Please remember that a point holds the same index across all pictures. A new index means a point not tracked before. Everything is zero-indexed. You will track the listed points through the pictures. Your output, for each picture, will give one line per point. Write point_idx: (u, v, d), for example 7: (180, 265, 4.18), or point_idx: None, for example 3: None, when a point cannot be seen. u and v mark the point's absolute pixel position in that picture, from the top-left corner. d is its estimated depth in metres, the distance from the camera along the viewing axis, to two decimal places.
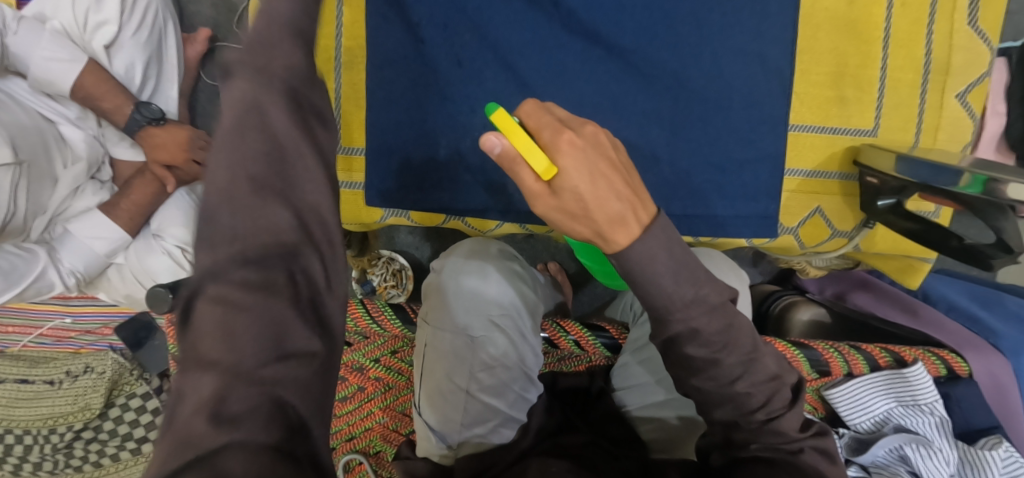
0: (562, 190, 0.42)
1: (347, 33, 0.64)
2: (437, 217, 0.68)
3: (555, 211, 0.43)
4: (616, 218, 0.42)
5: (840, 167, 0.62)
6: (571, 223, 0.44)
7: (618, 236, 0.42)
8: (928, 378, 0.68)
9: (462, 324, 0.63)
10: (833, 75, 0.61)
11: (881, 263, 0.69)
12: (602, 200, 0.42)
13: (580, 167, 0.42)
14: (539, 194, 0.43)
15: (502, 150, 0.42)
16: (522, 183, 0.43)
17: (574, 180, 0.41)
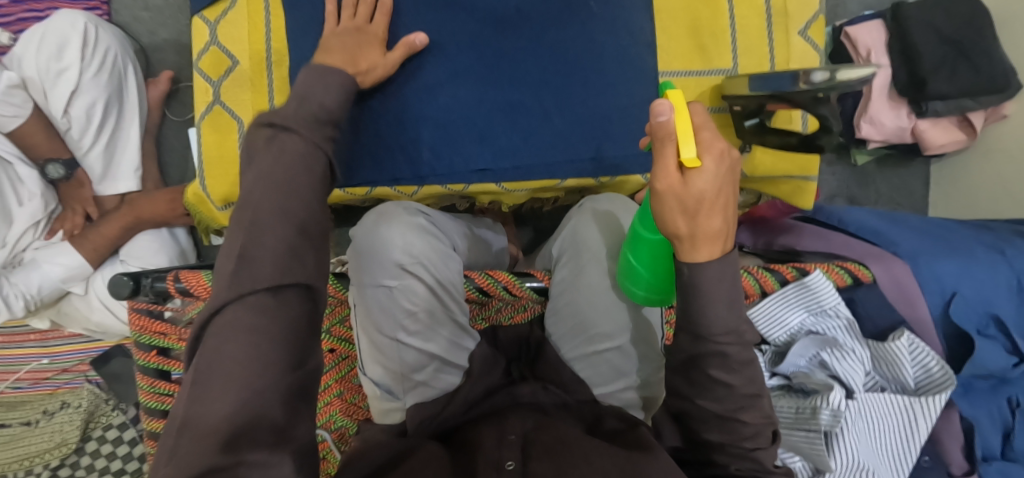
0: (693, 186, 0.42)
1: (274, 36, 0.70)
2: (362, 188, 0.71)
3: (670, 197, 0.43)
4: (713, 236, 0.45)
5: (709, 103, 0.71)
6: (674, 215, 0.44)
7: (704, 248, 0.46)
8: (829, 284, 0.73)
9: (380, 278, 0.66)
10: (690, 28, 0.71)
11: (773, 189, 0.77)
12: (715, 211, 0.43)
13: (717, 178, 0.43)
14: (668, 175, 0.43)
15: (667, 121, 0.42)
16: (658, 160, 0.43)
17: (708, 184, 0.42)
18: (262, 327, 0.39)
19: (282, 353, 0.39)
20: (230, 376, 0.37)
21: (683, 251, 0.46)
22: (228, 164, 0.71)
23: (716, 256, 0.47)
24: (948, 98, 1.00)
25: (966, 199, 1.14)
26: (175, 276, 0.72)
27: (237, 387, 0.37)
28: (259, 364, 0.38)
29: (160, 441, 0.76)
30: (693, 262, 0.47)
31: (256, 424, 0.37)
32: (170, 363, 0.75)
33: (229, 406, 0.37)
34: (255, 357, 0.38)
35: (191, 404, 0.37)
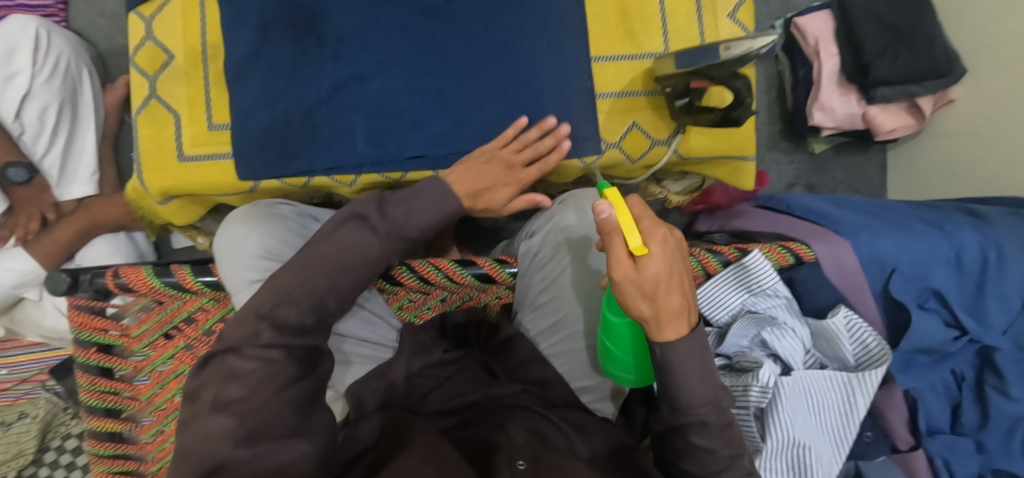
0: (645, 270, 0.50)
1: (210, 30, 0.71)
2: (299, 178, 0.71)
3: (629, 284, 0.50)
4: (674, 315, 0.52)
5: (643, 85, 0.71)
6: (635, 300, 0.52)
7: (671, 327, 0.53)
8: (766, 264, 0.71)
9: (241, 275, 0.63)
10: (619, 15, 0.72)
11: (713, 169, 0.77)
12: (670, 291, 0.51)
13: (665, 260, 0.51)
14: (621, 263, 0.51)
15: (611, 217, 0.51)
16: (612, 251, 0.51)
17: (659, 267, 0.50)
18: (272, 359, 0.54)
19: (284, 378, 0.55)
20: (236, 394, 0.53)
21: (653, 329, 0.53)
22: (164, 157, 0.71)
23: (683, 336, 0.54)
24: (893, 84, 1.01)
25: (919, 184, 1.15)
26: (114, 271, 0.71)
27: (249, 400, 0.53)
28: (262, 387, 0.53)
29: (103, 439, 0.76)
30: (664, 342, 0.54)
31: (262, 431, 0.52)
32: (114, 360, 0.76)
33: (228, 416, 0.52)
34: (264, 381, 0.53)
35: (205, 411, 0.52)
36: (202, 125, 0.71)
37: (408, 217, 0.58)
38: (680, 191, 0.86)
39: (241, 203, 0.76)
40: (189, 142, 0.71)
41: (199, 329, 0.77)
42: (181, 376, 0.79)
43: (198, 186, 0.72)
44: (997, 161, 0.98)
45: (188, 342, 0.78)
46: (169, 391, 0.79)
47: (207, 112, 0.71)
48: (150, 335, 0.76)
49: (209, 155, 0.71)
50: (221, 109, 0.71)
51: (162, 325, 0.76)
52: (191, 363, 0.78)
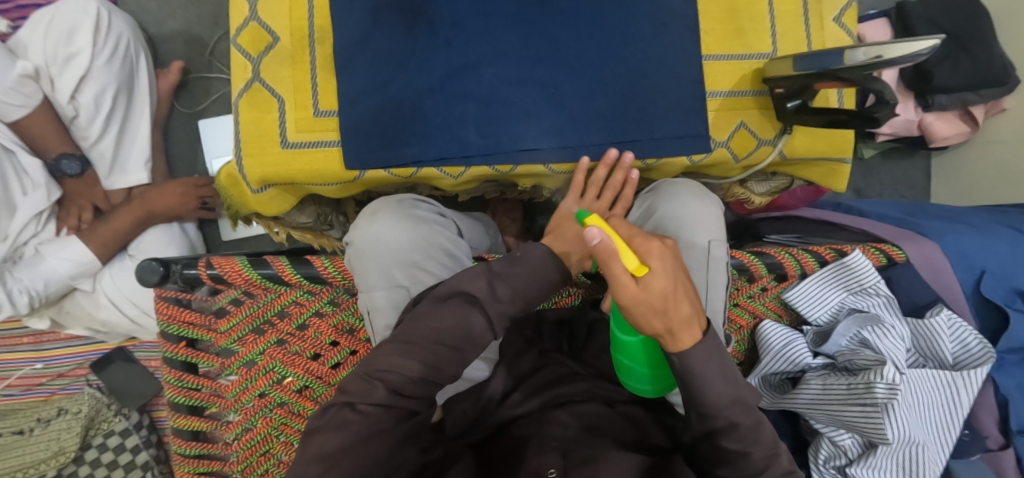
0: (652, 287, 0.49)
1: (317, 13, 0.69)
2: (407, 169, 0.70)
3: (639, 304, 0.49)
4: (687, 324, 0.51)
5: (752, 86, 0.72)
6: (647, 318, 0.50)
7: (686, 336, 0.51)
8: (868, 263, 0.74)
9: (387, 277, 0.64)
10: (728, 12, 0.73)
11: (807, 171, 0.79)
12: (680, 301, 0.50)
13: (668, 274, 0.50)
14: (624, 286, 0.49)
15: (602, 241, 0.49)
16: (612, 274, 0.49)
17: (663, 281, 0.49)
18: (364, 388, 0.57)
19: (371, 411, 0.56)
20: (339, 426, 0.55)
21: (669, 344, 0.52)
22: (266, 142, 0.68)
23: (699, 339, 0.52)
24: (952, 91, 1.04)
25: (968, 190, 1.18)
26: (207, 262, 0.68)
27: (345, 433, 0.55)
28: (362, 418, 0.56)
29: (186, 438, 0.74)
30: (682, 352, 0.52)
31: (343, 452, 0.54)
32: (199, 355, 0.73)
33: (327, 442, 0.55)
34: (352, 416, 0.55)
35: (311, 437, 0.56)
36: (308, 111, 0.69)
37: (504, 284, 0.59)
38: (764, 192, 0.86)
39: (337, 194, 0.75)
40: (294, 128, 0.68)
41: (292, 323, 0.73)
42: (270, 373, 0.74)
43: (300, 174, 0.69)
44: None
45: (280, 337, 0.73)
46: (257, 388, 0.73)
47: (313, 98, 0.69)
48: (240, 329, 0.72)
49: (313, 142, 0.69)
50: (329, 96, 0.69)
51: (252, 319, 0.72)
52: (282, 359, 0.73)
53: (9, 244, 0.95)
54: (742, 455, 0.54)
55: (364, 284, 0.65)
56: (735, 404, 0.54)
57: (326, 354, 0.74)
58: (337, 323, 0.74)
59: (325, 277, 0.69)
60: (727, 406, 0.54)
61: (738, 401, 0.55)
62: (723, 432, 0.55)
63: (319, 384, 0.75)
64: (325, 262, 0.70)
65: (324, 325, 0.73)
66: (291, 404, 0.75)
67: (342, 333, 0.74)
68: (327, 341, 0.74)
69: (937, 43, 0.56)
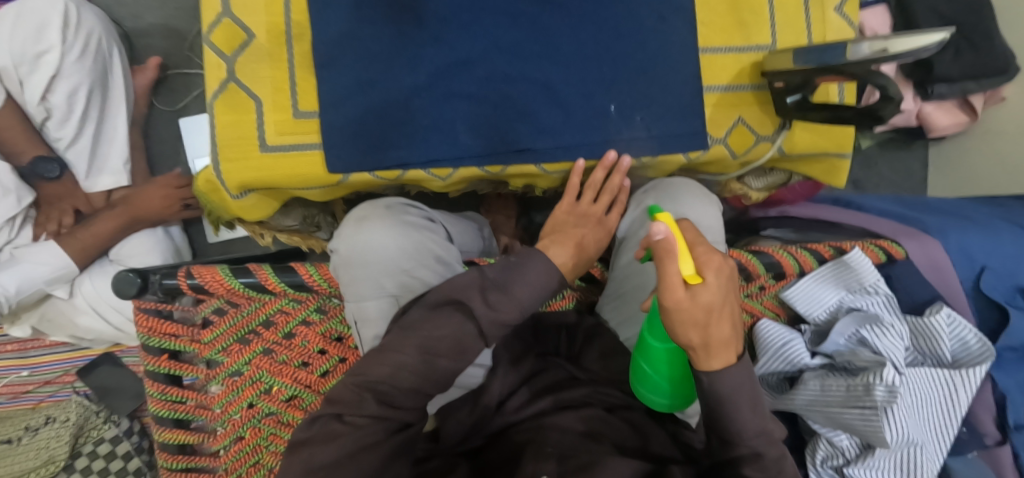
0: (700, 299, 0.46)
1: (295, 9, 0.66)
2: (393, 171, 0.67)
3: (681, 313, 0.46)
4: (723, 344, 0.48)
5: (750, 80, 0.70)
6: (686, 329, 0.47)
7: (719, 356, 0.49)
8: (866, 261, 0.73)
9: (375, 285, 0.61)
10: (728, 3, 0.70)
11: (806, 167, 0.77)
12: (723, 320, 0.47)
13: (718, 289, 0.47)
14: (672, 290, 0.45)
15: (666, 238, 0.45)
16: (665, 276, 0.45)
17: (713, 295, 0.46)
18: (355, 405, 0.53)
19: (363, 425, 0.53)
20: (328, 437, 0.53)
21: (700, 358, 0.49)
22: (245, 146, 0.65)
23: (732, 363, 0.49)
24: (953, 80, 1.02)
25: (966, 182, 1.17)
26: (186, 272, 0.66)
27: (334, 446, 0.52)
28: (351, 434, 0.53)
29: (172, 451, 0.72)
30: (711, 370, 0.49)
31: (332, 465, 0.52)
32: (183, 367, 0.72)
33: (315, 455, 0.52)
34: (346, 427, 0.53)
35: (301, 445, 0.53)
36: (288, 112, 0.66)
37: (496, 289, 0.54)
38: (761, 187, 0.84)
39: (320, 197, 0.72)
40: (273, 131, 0.65)
41: (278, 332, 0.71)
42: (257, 383, 0.72)
43: (282, 179, 0.66)
44: None
45: (266, 347, 0.71)
46: (244, 399, 0.72)
47: (292, 99, 0.66)
48: (224, 340, 0.71)
49: (295, 145, 0.66)
50: (309, 96, 0.66)
51: (236, 330, 0.71)
52: (269, 369, 0.72)
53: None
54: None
55: (350, 293, 0.62)
56: (763, 434, 0.51)
57: (314, 363, 0.73)
58: (325, 331, 0.72)
59: (309, 284, 0.67)
60: (754, 436, 0.51)
61: (764, 432, 0.52)
62: (746, 459, 0.51)
63: (308, 393, 0.73)
64: (311, 270, 0.67)
65: (311, 333, 0.71)
66: (280, 414, 0.73)
67: (330, 341, 0.72)
68: (315, 349, 0.72)
69: (944, 37, 0.54)
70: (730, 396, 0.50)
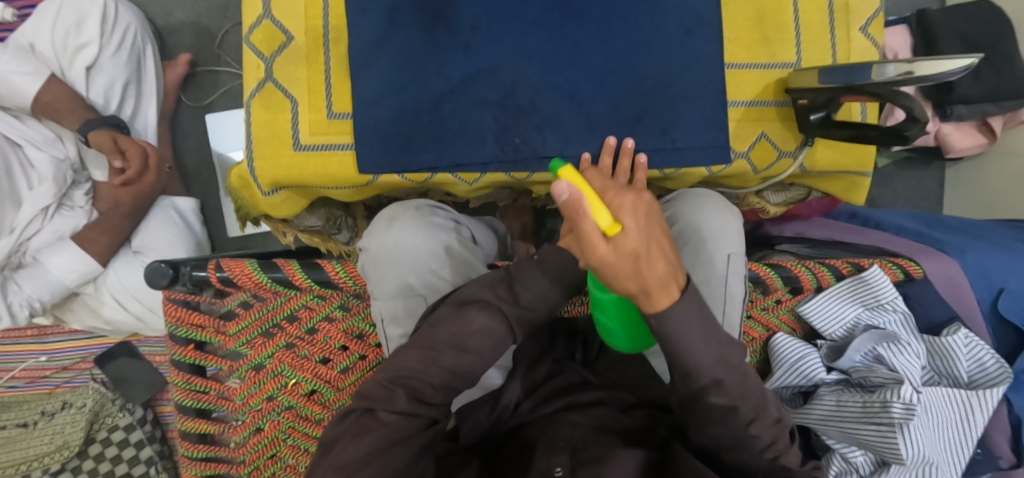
0: (622, 248, 0.43)
1: (333, 12, 0.67)
2: (422, 174, 0.69)
3: (608, 267, 0.44)
4: (664, 284, 0.46)
5: (774, 96, 0.71)
6: (622, 281, 0.45)
7: (663, 299, 0.47)
8: (884, 279, 0.73)
9: (404, 283, 0.62)
10: (756, 19, 0.71)
11: (826, 184, 0.78)
12: (656, 261, 0.45)
13: (642, 233, 0.45)
14: (595, 247, 0.43)
15: (571, 197, 0.43)
16: (582, 234, 0.43)
17: (636, 241, 0.44)
18: (382, 397, 0.55)
19: (391, 420, 0.55)
20: (359, 432, 0.54)
21: (644, 304, 0.47)
22: (279, 144, 0.67)
23: (677, 298, 0.48)
24: (973, 102, 1.02)
25: (981, 202, 1.17)
26: (216, 264, 0.68)
27: (366, 442, 0.53)
28: (380, 427, 0.54)
29: (194, 442, 0.74)
30: (657, 314, 0.48)
31: (361, 461, 0.53)
32: (208, 357, 0.73)
33: (346, 449, 0.54)
34: (374, 425, 0.55)
35: (333, 441, 0.55)
36: (322, 112, 0.67)
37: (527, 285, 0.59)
38: (779, 203, 0.85)
39: (349, 197, 0.73)
40: (306, 131, 0.67)
41: (302, 327, 0.72)
42: (279, 377, 0.73)
43: (313, 177, 0.68)
44: None
45: (289, 341, 0.72)
46: (265, 392, 0.73)
47: (327, 100, 0.68)
48: (249, 333, 0.72)
49: (325, 145, 0.67)
50: (343, 97, 0.68)
51: (261, 324, 0.71)
52: (291, 363, 0.73)
53: (15, 237, 0.98)
54: (730, 410, 0.53)
55: (378, 290, 0.63)
56: (746, 420, 0.54)
57: (336, 359, 0.74)
58: (347, 327, 0.73)
59: (335, 281, 0.68)
60: (713, 365, 0.52)
61: (724, 377, 0.53)
62: (709, 396, 0.53)
63: (327, 389, 0.74)
64: (337, 267, 0.68)
65: (334, 330, 0.72)
66: (299, 408, 0.75)
67: (351, 338, 0.73)
68: (336, 345, 0.73)
69: (971, 63, 0.56)
70: (696, 374, 0.52)
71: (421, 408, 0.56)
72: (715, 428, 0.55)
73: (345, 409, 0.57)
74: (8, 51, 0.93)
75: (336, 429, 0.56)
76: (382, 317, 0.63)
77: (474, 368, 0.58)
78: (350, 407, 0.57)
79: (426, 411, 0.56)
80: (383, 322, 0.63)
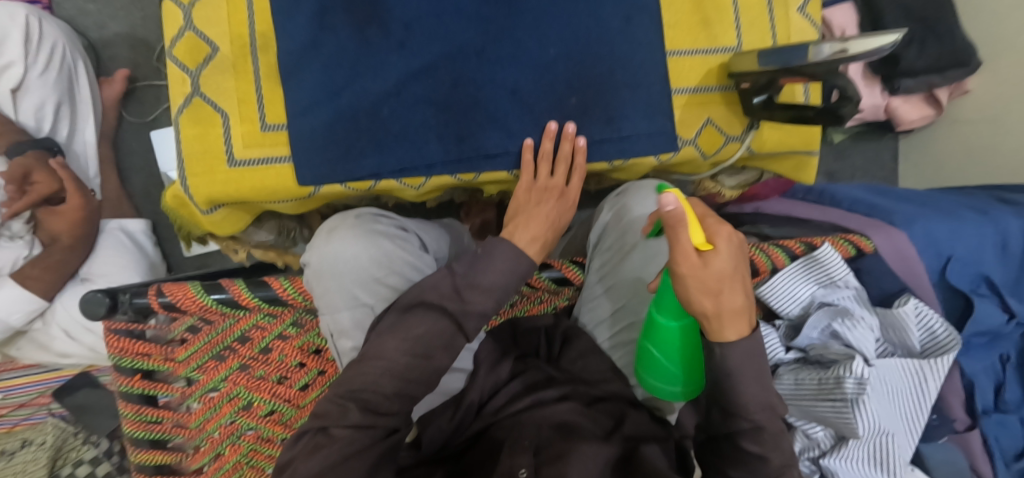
0: (711, 267, 0.48)
1: (259, 20, 0.65)
2: (365, 181, 0.67)
3: (693, 279, 0.48)
4: (736, 313, 0.50)
5: (717, 81, 0.71)
6: (699, 296, 0.49)
7: (729, 324, 0.51)
8: (836, 256, 0.73)
9: (351, 296, 0.61)
10: (694, 4, 0.71)
11: (776, 165, 0.78)
12: (733, 286, 0.49)
13: (730, 257, 0.48)
14: (686, 259, 0.48)
15: (676, 210, 0.47)
16: (677, 244, 0.47)
17: (723, 262, 0.48)
18: (333, 413, 0.54)
19: (344, 434, 0.54)
20: (312, 451, 0.53)
21: (712, 328, 0.51)
22: (212, 161, 0.64)
23: (744, 336, 0.52)
24: (918, 74, 1.04)
25: (933, 171, 1.20)
26: (157, 290, 0.65)
27: (319, 459, 0.53)
28: (333, 443, 0.53)
29: (150, 472, 0.73)
30: (723, 340, 0.52)
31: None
32: (158, 386, 0.70)
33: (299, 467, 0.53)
34: (327, 442, 0.54)
35: (288, 462, 0.54)
36: (255, 124, 0.65)
37: (476, 287, 0.58)
38: (733, 186, 0.85)
39: (293, 210, 0.71)
40: (240, 144, 0.65)
41: (255, 348, 0.70)
42: (235, 399, 0.72)
43: (252, 192, 0.66)
44: (1011, 148, 1.03)
45: (242, 363, 0.70)
46: (223, 416, 0.72)
47: (259, 111, 0.65)
48: (199, 357, 0.69)
49: (262, 158, 0.65)
50: (277, 107, 0.66)
51: (212, 347, 0.69)
52: (246, 385, 0.71)
53: None
54: None
55: (324, 305, 0.61)
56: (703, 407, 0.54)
57: (294, 376, 0.72)
58: (303, 344, 0.71)
59: (283, 298, 0.66)
60: (758, 410, 0.53)
61: None
62: None
63: (287, 407, 0.74)
64: (284, 283, 0.66)
65: (290, 348, 0.71)
66: (260, 430, 0.74)
67: (307, 354, 0.72)
68: (293, 363, 0.72)
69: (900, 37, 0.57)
70: None
71: (375, 419, 0.55)
72: (726, 465, 0.54)
73: (298, 430, 0.56)
74: None
75: (290, 450, 0.55)
76: (331, 331, 0.62)
77: (426, 373, 0.57)
78: (302, 428, 0.56)
79: (380, 422, 0.55)
80: (333, 337, 0.62)
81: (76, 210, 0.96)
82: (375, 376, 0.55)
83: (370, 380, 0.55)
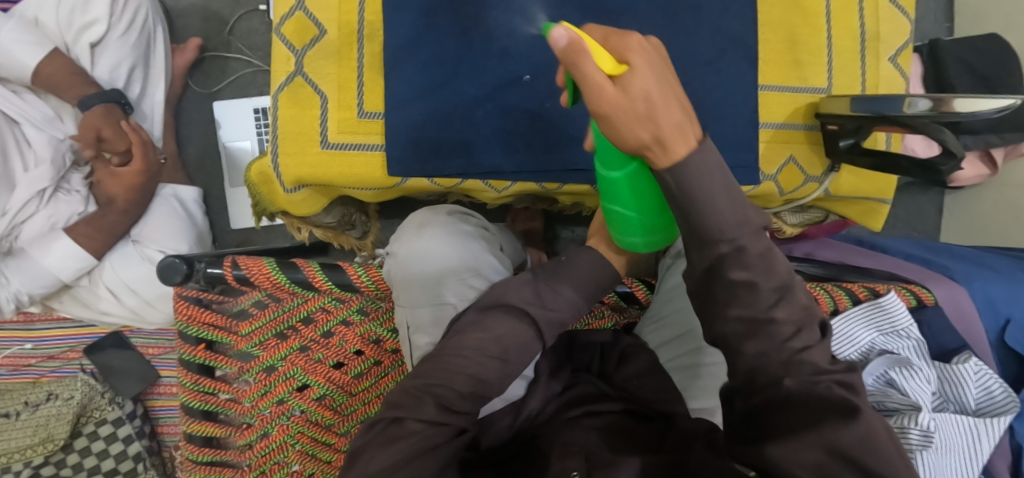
0: (632, 87, 0.38)
1: (368, 9, 0.66)
2: (452, 179, 0.68)
3: (618, 111, 0.38)
4: (680, 131, 0.40)
5: (804, 120, 0.72)
6: (632, 128, 0.39)
7: (679, 146, 0.40)
8: (901, 305, 0.74)
9: (433, 291, 0.61)
10: (788, 42, 0.71)
11: (845, 208, 0.79)
12: (669, 103, 0.38)
13: (651, 73, 0.38)
14: (600, 87, 0.38)
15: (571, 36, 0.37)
16: (585, 74, 0.37)
17: (645, 80, 0.38)
18: (408, 405, 0.53)
19: (420, 427, 0.52)
20: (384, 441, 0.52)
21: (657, 159, 0.41)
22: (305, 141, 0.65)
23: (693, 149, 0.41)
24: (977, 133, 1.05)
25: (976, 231, 1.21)
26: (233, 262, 0.66)
27: (394, 450, 0.51)
28: (407, 436, 0.52)
29: (199, 444, 0.72)
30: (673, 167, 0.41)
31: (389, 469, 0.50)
32: (218, 358, 0.71)
33: (373, 458, 0.51)
34: (401, 433, 0.52)
35: (360, 450, 0.52)
36: (352, 111, 0.66)
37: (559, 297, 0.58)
38: (797, 223, 0.85)
39: (372, 198, 0.72)
40: (335, 128, 0.65)
41: (318, 330, 0.70)
42: (291, 380, 0.71)
43: (339, 177, 0.66)
44: None
45: (303, 344, 0.70)
46: (276, 395, 0.71)
47: (358, 98, 0.66)
48: (261, 334, 0.69)
49: (355, 144, 0.66)
50: (375, 96, 0.66)
51: (275, 325, 0.70)
52: (303, 367, 0.71)
53: (8, 220, 0.94)
54: None
55: (405, 296, 0.62)
56: None
57: (350, 363, 0.72)
58: (364, 332, 0.71)
59: (355, 283, 0.66)
60: (735, 227, 0.43)
61: None
62: None
63: (339, 394, 0.73)
64: (359, 271, 0.67)
65: (352, 335, 0.71)
66: (310, 413, 0.73)
67: (367, 343, 0.72)
68: (352, 349, 0.71)
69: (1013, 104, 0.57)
70: None
71: (450, 417, 0.53)
72: None
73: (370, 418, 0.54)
74: (13, 24, 0.89)
75: (362, 438, 0.53)
76: (409, 325, 0.62)
77: (502, 375, 0.56)
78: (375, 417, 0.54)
79: (454, 420, 0.53)
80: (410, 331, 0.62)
81: (132, 172, 0.95)
82: (453, 372, 0.54)
83: (449, 376, 0.54)
